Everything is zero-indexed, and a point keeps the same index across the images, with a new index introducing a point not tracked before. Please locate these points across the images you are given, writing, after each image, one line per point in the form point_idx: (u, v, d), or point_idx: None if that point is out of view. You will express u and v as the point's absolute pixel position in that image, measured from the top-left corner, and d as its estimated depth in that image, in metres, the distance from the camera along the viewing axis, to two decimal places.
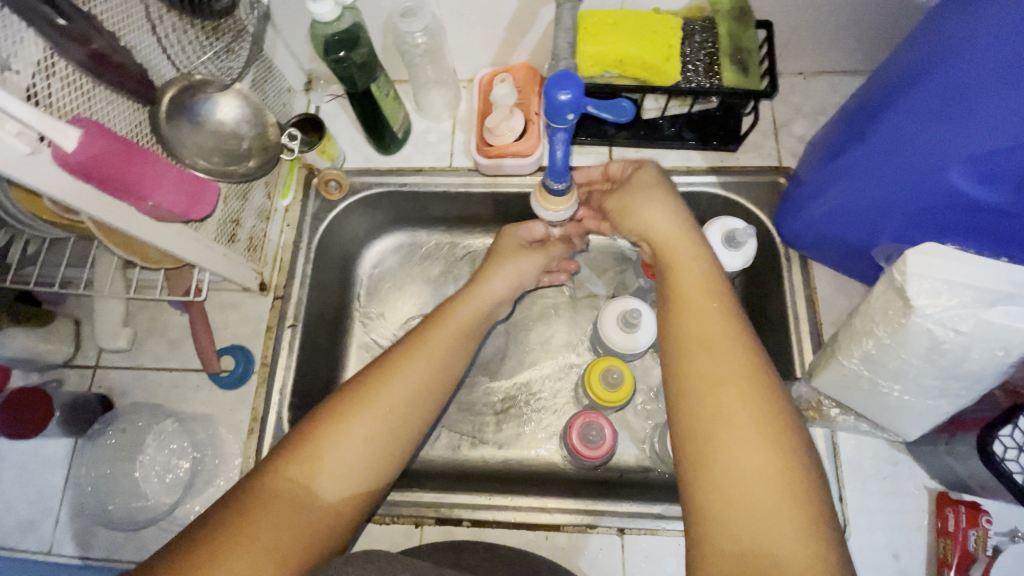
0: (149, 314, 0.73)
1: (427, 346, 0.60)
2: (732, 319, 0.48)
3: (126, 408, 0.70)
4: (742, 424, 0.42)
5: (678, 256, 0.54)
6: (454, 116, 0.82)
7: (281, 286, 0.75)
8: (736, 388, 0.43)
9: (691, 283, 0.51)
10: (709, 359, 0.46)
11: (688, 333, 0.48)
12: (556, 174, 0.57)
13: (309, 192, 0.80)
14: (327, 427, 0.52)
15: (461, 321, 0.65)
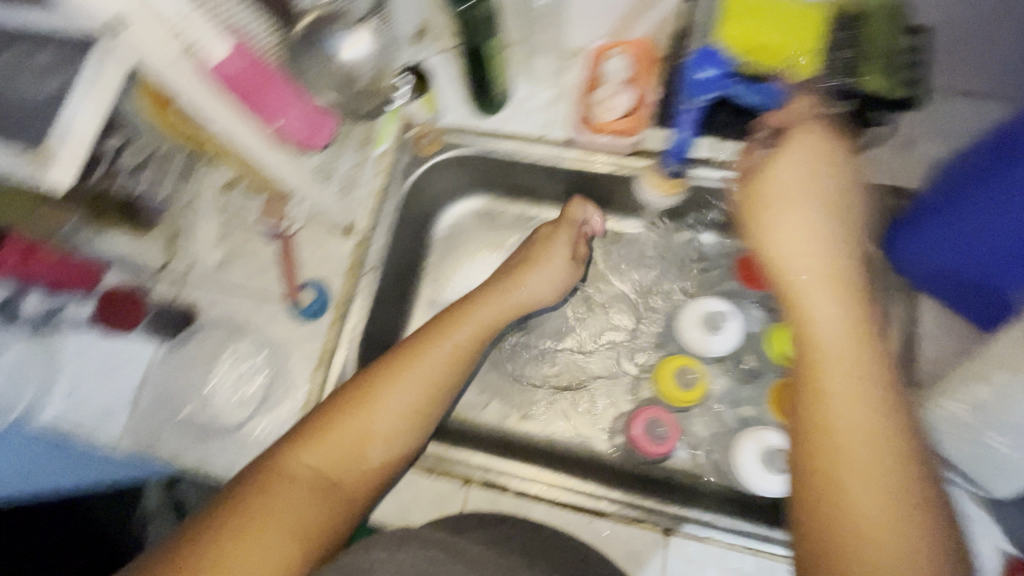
0: (239, 237, 0.76)
1: (446, 341, 0.63)
2: (877, 381, 0.45)
3: (208, 323, 0.74)
4: (883, 517, 0.41)
5: (819, 292, 0.48)
6: (558, 86, 0.79)
7: (365, 232, 0.76)
8: (872, 441, 0.43)
9: (833, 334, 0.46)
10: (849, 436, 0.43)
11: (823, 403, 0.45)
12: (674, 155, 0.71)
13: (404, 143, 0.80)
14: (340, 414, 0.56)
15: (483, 321, 0.67)
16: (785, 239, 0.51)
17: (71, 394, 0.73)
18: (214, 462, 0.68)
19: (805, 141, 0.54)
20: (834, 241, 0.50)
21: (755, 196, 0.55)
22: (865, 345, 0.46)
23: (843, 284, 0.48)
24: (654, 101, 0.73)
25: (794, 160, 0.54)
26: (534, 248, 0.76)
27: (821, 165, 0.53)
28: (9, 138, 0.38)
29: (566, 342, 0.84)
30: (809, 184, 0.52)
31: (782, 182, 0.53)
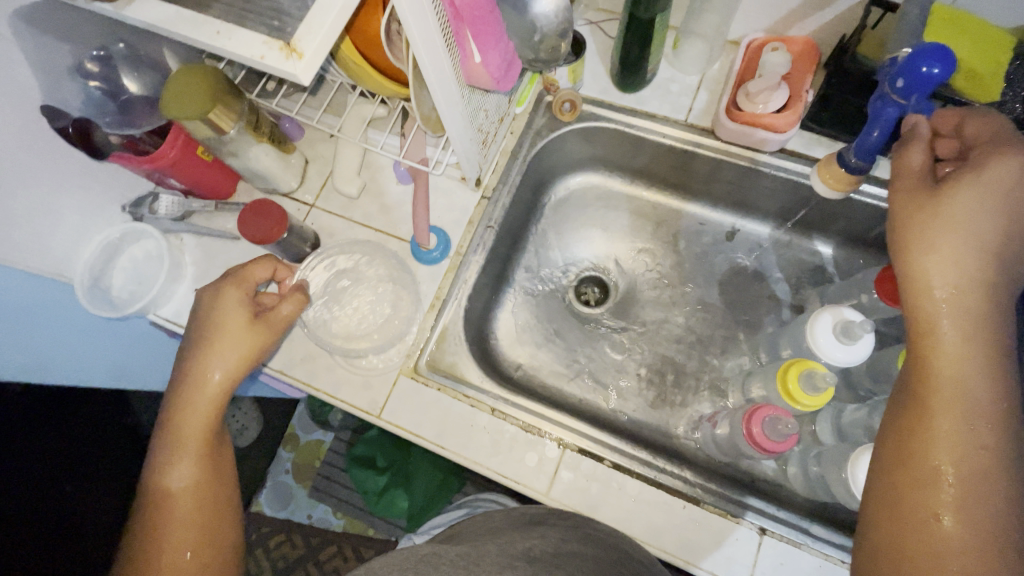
0: (372, 173, 0.79)
1: (193, 420, 0.57)
2: (999, 427, 0.41)
3: (331, 250, 0.77)
4: (982, 555, 0.37)
5: (958, 327, 0.44)
6: (703, 74, 0.79)
7: (492, 188, 0.77)
8: (977, 489, 0.40)
9: (968, 375, 0.43)
10: (960, 477, 0.40)
11: (930, 444, 0.42)
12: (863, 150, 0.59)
13: (540, 109, 0.81)
14: (164, 534, 0.54)
15: (206, 401, 0.58)
16: (933, 264, 0.46)
17: (192, 293, 0.79)
18: (322, 382, 0.70)
19: (1014, 164, 0.45)
20: (992, 277, 0.45)
21: (922, 207, 0.48)
22: (999, 392, 0.42)
23: (991, 331, 0.44)
24: (809, 101, 0.71)
25: (984, 182, 0.45)
26: (217, 310, 0.60)
27: (1022, 194, 0.45)
28: (257, 24, 0.40)
29: (660, 331, 0.84)
30: (994, 208, 0.45)
31: (957, 205, 0.46)
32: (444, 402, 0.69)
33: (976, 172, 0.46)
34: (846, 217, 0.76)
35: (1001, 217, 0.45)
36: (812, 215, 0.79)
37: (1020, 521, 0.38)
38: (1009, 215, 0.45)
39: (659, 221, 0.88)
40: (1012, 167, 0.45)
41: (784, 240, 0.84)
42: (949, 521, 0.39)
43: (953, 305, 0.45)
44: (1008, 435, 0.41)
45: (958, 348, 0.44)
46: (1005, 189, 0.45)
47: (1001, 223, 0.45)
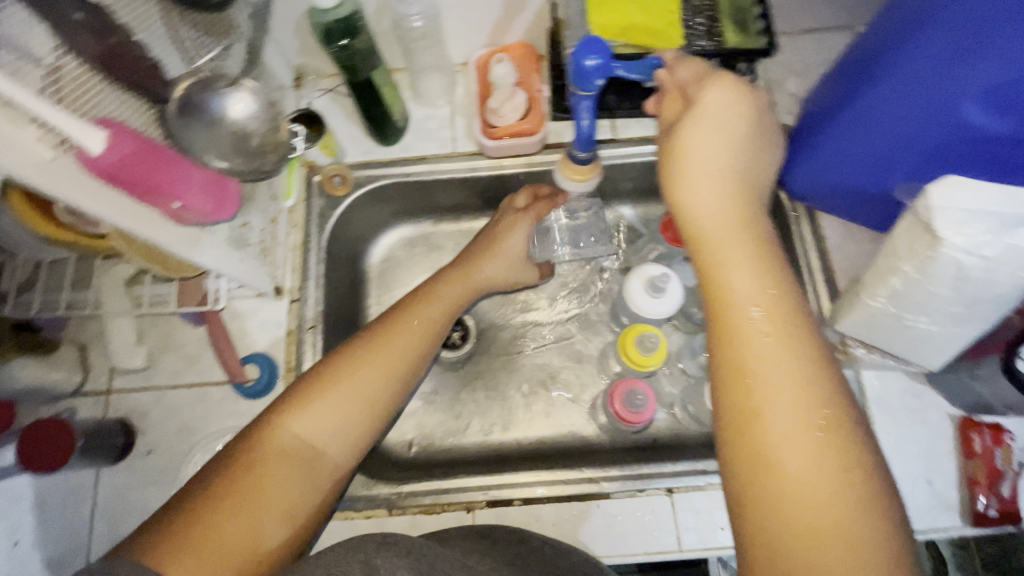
0: (162, 329, 0.71)
1: (395, 350, 0.60)
2: (784, 313, 0.42)
3: (152, 430, 0.68)
4: (798, 439, 0.38)
5: (723, 238, 0.46)
6: (452, 101, 0.80)
7: (297, 288, 0.73)
8: (786, 382, 0.40)
9: (744, 279, 0.44)
10: (765, 374, 0.40)
11: (735, 353, 0.42)
12: (581, 143, 0.57)
13: (313, 192, 0.77)
14: (322, 413, 0.54)
15: (408, 346, 0.62)
16: (689, 193, 0.48)
17: None
18: None
19: (718, 92, 0.49)
20: (733, 191, 0.47)
21: (666, 148, 0.50)
22: (771, 284, 0.44)
23: (749, 235, 0.46)
24: (546, 95, 0.76)
25: (705, 118, 0.48)
26: (495, 234, 0.77)
27: (732, 114, 0.48)
28: None
29: (525, 342, 0.85)
30: (716, 134, 0.48)
31: (687, 136, 0.48)
32: (337, 527, 0.64)
33: (692, 110, 0.49)
34: (626, 176, 0.82)
35: (728, 138, 0.48)
36: (600, 186, 0.84)
37: (820, 395, 0.40)
38: (728, 132, 0.48)
39: None
40: (717, 93, 0.49)
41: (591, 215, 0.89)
42: (768, 420, 0.39)
43: (710, 223, 0.46)
44: (786, 320, 0.42)
45: (733, 262, 0.45)
46: (717, 113, 0.48)
47: (726, 143, 0.48)
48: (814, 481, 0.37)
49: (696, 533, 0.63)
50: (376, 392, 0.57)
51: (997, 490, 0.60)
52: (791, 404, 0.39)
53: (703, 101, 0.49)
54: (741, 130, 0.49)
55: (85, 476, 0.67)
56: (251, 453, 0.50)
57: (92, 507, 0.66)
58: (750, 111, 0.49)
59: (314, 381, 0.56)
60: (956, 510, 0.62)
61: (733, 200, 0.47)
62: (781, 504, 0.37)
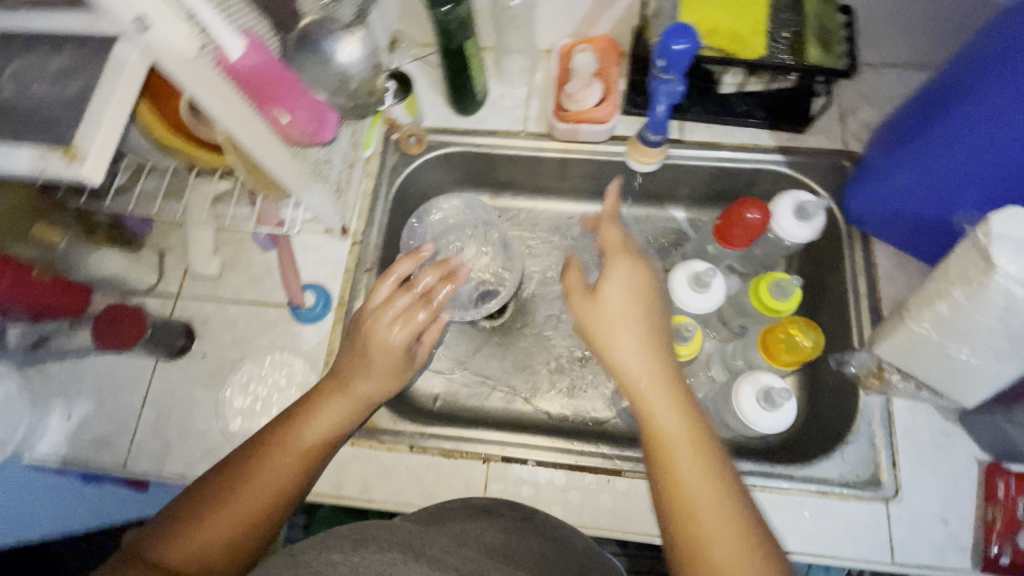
0: (235, 247, 0.77)
1: (323, 421, 0.59)
2: (705, 444, 0.48)
3: (210, 336, 0.74)
4: (740, 560, 0.42)
5: (650, 383, 0.52)
6: (529, 84, 0.84)
7: (360, 232, 0.78)
8: (717, 508, 0.45)
9: (673, 417, 0.49)
10: (702, 506, 0.45)
11: (677, 484, 0.46)
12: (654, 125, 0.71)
13: (389, 147, 0.82)
14: (244, 491, 0.52)
15: (344, 412, 0.60)
16: (615, 345, 0.55)
17: (67, 421, 0.72)
18: None
19: (623, 267, 0.59)
20: (649, 343, 0.55)
21: (587, 306, 0.57)
22: (694, 418, 0.50)
23: (673, 381, 0.52)
24: (622, 88, 0.79)
25: (617, 285, 0.57)
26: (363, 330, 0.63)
27: (639, 282, 0.58)
28: (38, 137, 0.40)
29: (560, 323, 0.88)
30: (629, 297, 0.57)
31: (608, 297, 0.57)
32: (362, 455, 0.68)
33: (606, 279, 0.58)
34: (686, 179, 0.84)
35: (639, 302, 0.57)
36: (658, 186, 0.87)
37: (752, 528, 0.44)
38: (645, 296, 0.57)
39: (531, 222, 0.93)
40: (624, 266, 0.59)
41: (645, 213, 0.91)
42: (713, 546, 0.43)
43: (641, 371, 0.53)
44: (710, 452, 0.48)
45: (663, 403, 0.50)
46: (630, 280, 0.58)
47: (637, 305, 0.56)
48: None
49: None
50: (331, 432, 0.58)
51: (1013, 538, 0.59)
52: (724, 528, 0.44)
53: (615, 270, 0.59)
54: (648, 294, 0.58)
55: (143, 367, 0.72)
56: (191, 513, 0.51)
57: (145, 395, 0.72)
58: (656, 280, 0.60)
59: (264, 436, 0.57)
60: (968, 552, 0.61)
61: (658, 349, 0.54)
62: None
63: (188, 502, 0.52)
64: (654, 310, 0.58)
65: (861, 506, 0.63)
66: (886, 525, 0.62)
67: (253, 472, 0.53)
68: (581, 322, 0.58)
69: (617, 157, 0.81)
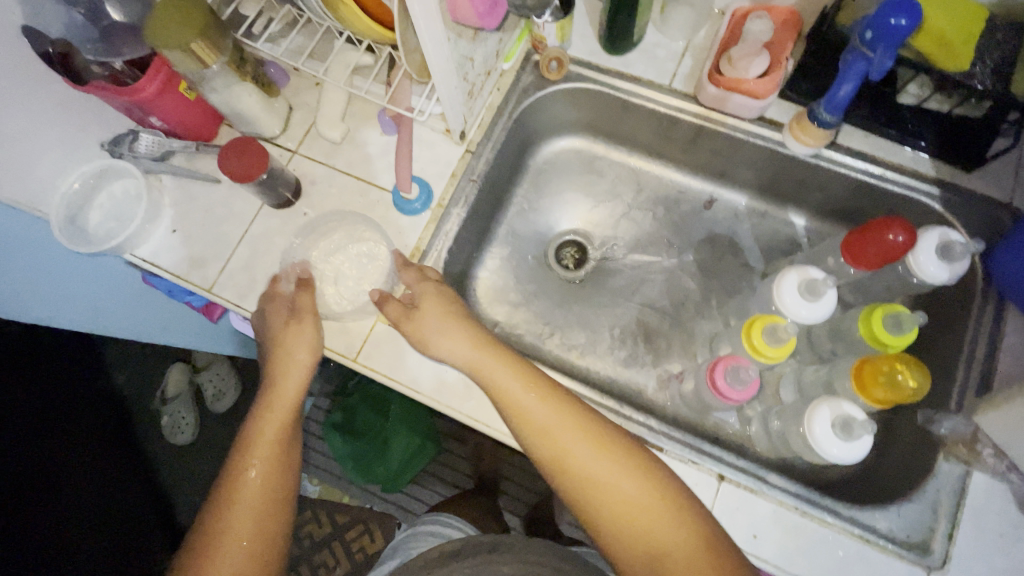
0: (357, 121, 0.79)
1: (263, 436, 0.63)
2: (599, 429, 0.59)
3: (312, 198, 0.76)
4: (664, 524, 0.54)
5: (535, 393, 0.61)
6: (690, 41, 0.79)
7: (477, 142, 0.77)
8: (630, 483, 0.56)
9: (519, 387, 0.61)
10: (620, 493, 0.56)
11: (597, 487, 0.56)
12: (831, 106, 0.65)
13: (528, 68, 0.80)
14: (252, 447, 0.63)
15: (284, 396, 0.65)
16: (450, 359, 0.63)
17: (171, 235, 0.76)
18: None
19: (432, 285, 0.67)
20: (487, 354, 0.64)
21: (415, 328, 0.65)
22: (576, 418, 0.60)
23: (517, 368, 0.63)
24: (790, 70, 0.72)
25: (429, 308, 0.66)
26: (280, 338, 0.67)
27: (446, 297, 0.67)
28: None
29: (637, 294, 0.86)
30: (446, 317, 0.66)
31: (428, 313, 0.65)
32: (418, 349, 0.69)
33: (418, 311, 0.65)
34: (821, 186, 0.78)
35: (449, 319, 0.66)
36: (787, 185, 0.81)
37: (647, 473, 0.57)
38: (459, 309, 0.67)
39: (638, 186, 0.90)
40: (429, 287, 0.67)
41: (760, 210, 0.87)
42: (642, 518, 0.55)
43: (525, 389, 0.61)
44: (604, 439, 0.59)
45: (547, 413, 0.60)
46: (443, 297, 0.67)
47: (455, 322, 0.66)
48: (647, 504, 0.55)
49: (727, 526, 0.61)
50: (283, 427, 0.64)
51: None
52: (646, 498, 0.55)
53: (424, 292, 0.67)
54: (453, 306, 0.67)
55: (248, 206, 0.76)
56: (204, 548, 0.58)
57: (242, 233, 0.75)
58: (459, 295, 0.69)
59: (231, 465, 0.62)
60: None
61: (500, 353, 0.64)
62: (639, 536, 0.54)
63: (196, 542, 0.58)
64: (468, 317, 0.67)
65: (899, 566, 0.59)
66: None
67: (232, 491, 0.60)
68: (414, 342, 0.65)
69: (757, 139, 0.76)
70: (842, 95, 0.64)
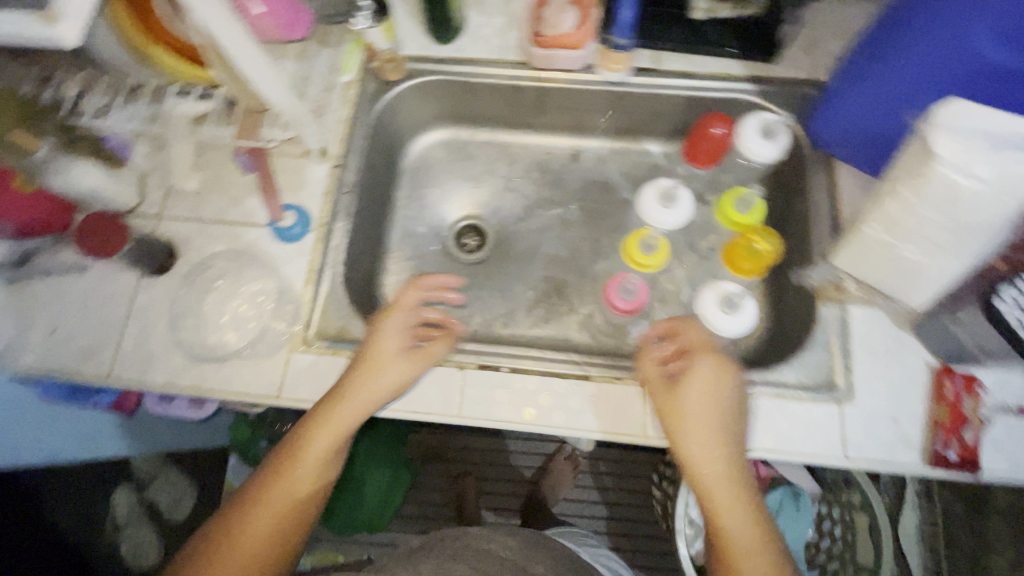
0: (216, 169, 0.78)
1: (299, 482, 0.63)
2: (733, 459, 0.61)
3: (192, 256, 0.74)
4: (758, 552, 0.58)
5: (724, 442, 0.61)
6: (508, 14, 0.85)
7: (338, 155, 0.78)
8: (734, 501, 0.60)
9: (715, 469, 0.60)
10: (729, 518, 0.59)
11: (716, 508, 0.60)
12: (620, 29, 0.76)
13: (368, 74, 0.82)
14: (259, 508, 0.61)
15: (336, 435, 0.63)
16: (694, 446, 0.61)
17: (50, 336, 0.72)
18: (213, 382, 0.69)
19: (709, 365, 0.64)
20: (720, 432, 0.61)
21: (671, 411, 0.63)
22: (724, 450, 0.61)
23: (722, 451, 0.61)
24: (599, 17, 0.79)
25: (692, 382, 0.63)
26: (369, 353, 0.67)
27: (716, 391, 0.62)
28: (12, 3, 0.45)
29: (540, 255, 0.90)
30: (705, 397, 0.62)
31: (690, 401, 0.62)
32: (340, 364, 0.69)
33: (682, 383, 0.64)
34: (662, 110, 0.86)
35: (726, 412, 0.62)
36: (635, 118, 0.89)
37: (750, 501, 0.60)
38: (738, 395, 0.63)
39: (510, 158, 0.95)
40: (704, 368, 0.64)
41: (622, 148, 0.94)
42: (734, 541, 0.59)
43: (700, 444, 0.61)
44: (736, 470, 0.61)
45: (706, 451, 0.61)
46: (708, 380, 0.63)
47: (725, 412, 0.62)
48: (747, 533, 0.58)
49: (663, 424, 0.67)
50: (316, 467, 0.63)
51: (959, 434, 0.63)
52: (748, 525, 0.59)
53: (700, 370, 0.64)
54: (722, 400, 0.62)
55: (128, 283, 0.74)
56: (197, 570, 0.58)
57: (128, 310, 0.73)
58: (736, 382, 0.63)
59: (255, 489, 0.63)
60: (916, 448, 0.65)
61: (721, 411, 0.62)
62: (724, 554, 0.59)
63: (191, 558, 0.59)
64: (728, 411, 0.62)
65: (815, 407, 0.66)
66: (838, 423, 0.66)
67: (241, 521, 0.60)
68: (664, 420, 0.63)
69: (593, 85, 0.83)
70: (626, 17, 0.75)
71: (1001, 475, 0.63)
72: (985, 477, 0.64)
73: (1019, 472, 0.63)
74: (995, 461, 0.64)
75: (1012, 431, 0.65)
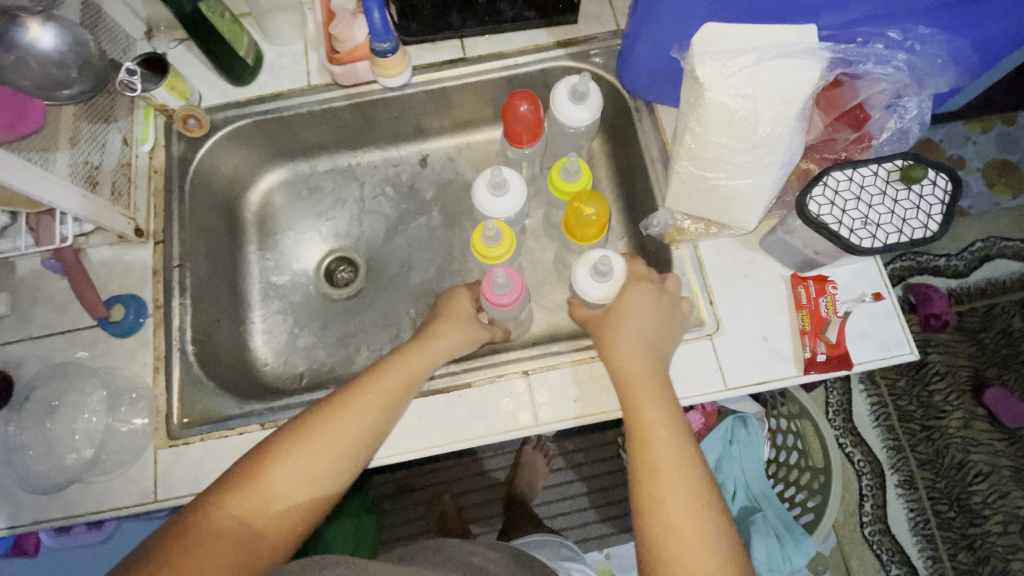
0: (31, 281, 0.72)
1: (314, 459, 0.55)
2: (665, 391, 0.58)
3: (28, 379, 0.69)
4: (689, 487, 0.52)
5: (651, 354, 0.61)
6: (305, 38, 0.82)
7: (160, 231, 0.74)
8: (670, 431, 0.55)
9: (654, 379, 0.59)
10: (664, 445, 0.54)
11: (648, 429, 0.55)
12: (376, 35, 0.70)
13: (173, 135, 0.78)
14: (280, 472, 0.53)
15: (367, 410, 0.59)
16: (625, 343, 0.61)
17: None
18: (81, 507, 0.64)
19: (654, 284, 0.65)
20: (653, 346, 0.61)
21: (617, 317, 0.63)
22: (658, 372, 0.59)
23: (653, 368, 0.60)
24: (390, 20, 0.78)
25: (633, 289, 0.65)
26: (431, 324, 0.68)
27: (664, 302, 0.64)
28: None
29: (414, 269, 0.88)
30: (653, 305, 0.64)
31: (634, 304, 0.63)
32: (211, 447, 0.65)
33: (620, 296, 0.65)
34: (487, 96, 0.85)
35: (664, 328, 0.63)
36: (465, 110, 0.87)
37: (687, 437, 0.56)
38: (680, 314, 0.65)
39: (359, 180, 0.91)
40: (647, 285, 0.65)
41: (467, 142, 0.92)
42: (661, 463, 0.53)
43: (634, 344, 0.61)
44: (669, 398, 0.58)
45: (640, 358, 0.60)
46: (656, 292, 0.65)
47: (668, 332, 0.63)
48: (678, 463, 0.53)
49: (551, 407, 0.67)
50: (341, 452, 0.56)
51: (822, 335, 0.65)
52: (677, 453, 0.54)
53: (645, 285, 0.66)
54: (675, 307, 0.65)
55: None
56: (183, 541, 0.47)
57: None
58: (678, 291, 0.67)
59: (265, 454, 0.54)
60: (791, 360, 0.66)
61: (662, 322, 0.63)
62: (649, 485, 0.52)
63: (174, 525, 0.49)
64: (670, 326, 0.64)
65: (688, 348, 0.67)
66: (713, 357, 0.67)
67: (246, 490, 0.52)
68: (608, 328, 0.63)
69: (408, 88, 0.81)
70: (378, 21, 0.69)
71: (872, 362, 0.66)
72: (857, 368, 0.66)
73: (887, 354, 0.66)
74: (863, 350, 0.66)
75: (874, 317, 0.67)
